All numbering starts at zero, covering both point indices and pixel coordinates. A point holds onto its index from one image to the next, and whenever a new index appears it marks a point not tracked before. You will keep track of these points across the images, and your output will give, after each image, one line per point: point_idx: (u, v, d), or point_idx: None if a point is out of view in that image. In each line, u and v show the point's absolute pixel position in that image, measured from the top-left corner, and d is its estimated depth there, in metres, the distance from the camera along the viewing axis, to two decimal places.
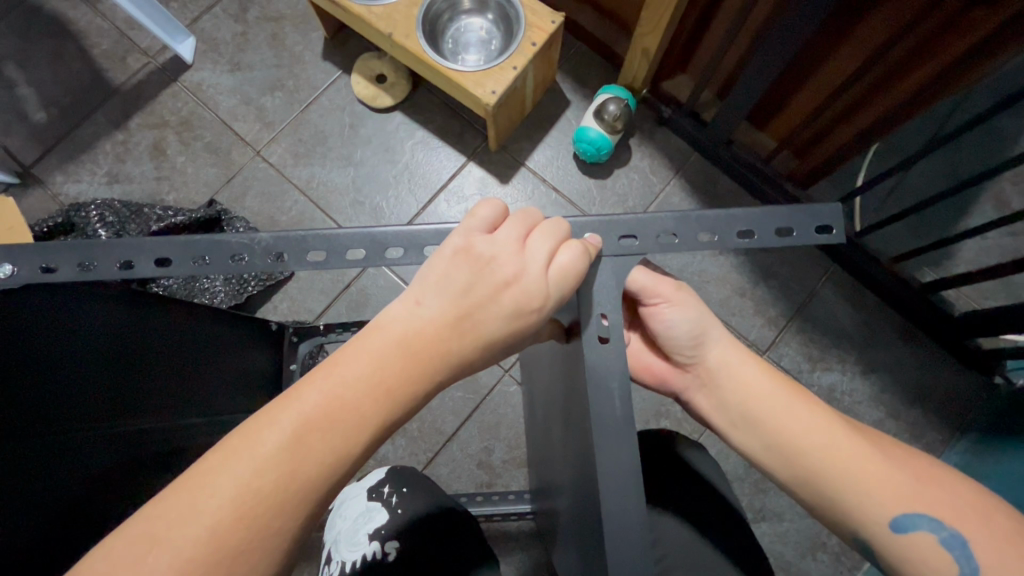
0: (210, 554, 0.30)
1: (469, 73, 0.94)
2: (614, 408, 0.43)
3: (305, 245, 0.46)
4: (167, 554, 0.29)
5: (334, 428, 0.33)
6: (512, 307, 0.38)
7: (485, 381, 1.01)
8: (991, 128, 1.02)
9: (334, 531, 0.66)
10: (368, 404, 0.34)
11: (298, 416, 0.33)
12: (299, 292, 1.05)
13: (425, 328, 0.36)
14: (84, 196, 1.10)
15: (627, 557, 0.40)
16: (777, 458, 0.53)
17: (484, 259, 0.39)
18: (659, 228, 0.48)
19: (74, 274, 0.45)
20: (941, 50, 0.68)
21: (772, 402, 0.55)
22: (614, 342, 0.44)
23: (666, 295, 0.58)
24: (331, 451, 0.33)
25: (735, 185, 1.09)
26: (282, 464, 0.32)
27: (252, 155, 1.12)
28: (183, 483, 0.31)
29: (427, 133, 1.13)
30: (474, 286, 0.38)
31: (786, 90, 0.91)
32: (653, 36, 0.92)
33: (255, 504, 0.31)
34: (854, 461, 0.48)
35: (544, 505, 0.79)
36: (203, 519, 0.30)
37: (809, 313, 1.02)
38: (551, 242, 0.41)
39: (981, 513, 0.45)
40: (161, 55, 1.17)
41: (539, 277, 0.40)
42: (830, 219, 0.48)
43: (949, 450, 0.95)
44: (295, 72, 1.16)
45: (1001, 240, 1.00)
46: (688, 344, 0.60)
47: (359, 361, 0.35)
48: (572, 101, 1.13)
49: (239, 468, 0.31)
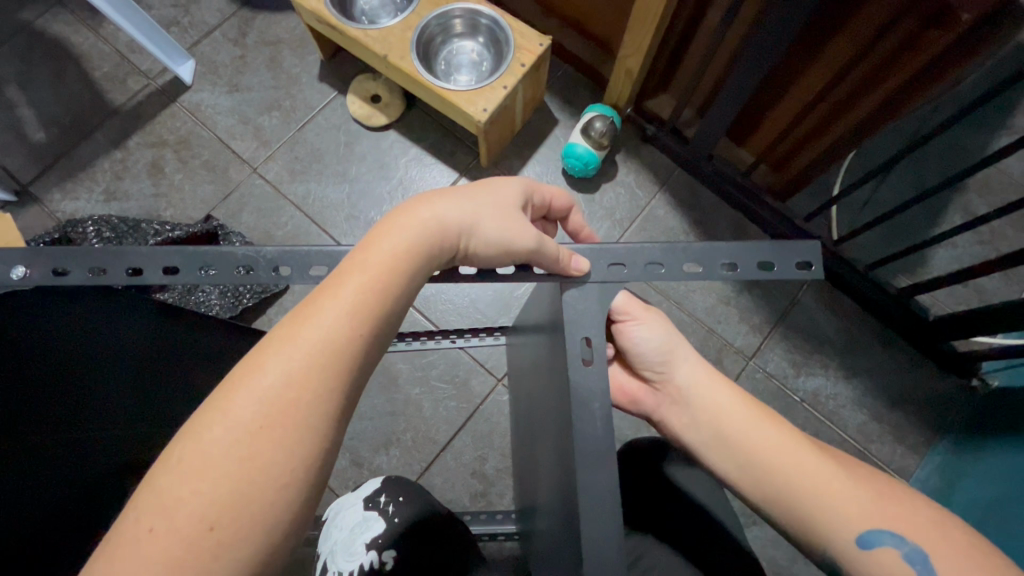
0: (275, 416, 0.37)
1: (461, 92, 0.98)
2: (595, 427, 0.46)
3: (309, 260, 0.49)
4: (234, 426, 0.36)
5: (347, 325, 0.40)
6: (492, 224, 0.48)
7: (478, 390, 1.03)
8: (955, 142, 1.08)
9: (330, 542, 0.65)
10: (393, 287, 0.43)
11: (314, 325, 0.40)
12: (294, 304, 1.06)
13: (421, 243, 0.45)
14: (81, 213, 1.11)
15: (604, 544, 0.43)
16: (748, 476, 0.55)
17: (456, 195, 0.49)
18: (647, 256, 0.51)
19: (86, 277, 0.47)
20: (902, 67, 0.73)
21: (745, 425, 0.57)
22: (597, 365, 0.47)
23: (635, 313, 0.62)
24: (348, 345, 0.40)
25: (717, 198, 1.14)
26: (307, 364, 0.39)
27: (249, 172, 1.15)
28: (238, 376, 0.38)
29: (420, 150, 1.17)
30: (454, 214, 0.47)
31: (763, 106, 0.96)
32: (636, 57, 0.97)
33: (311, 374, 0.38)
34: (813, 477, 0.51)
35: (528, 518, 0.79)
36: (243, 423, 0.36)
37: (791, 320, 1.06)
38: (509, 184, 0.53)
39: (939, 528, 0.47)
40: (162, 77, 1.20)
41: (505, 215, 0.49)
42: (810, 256, 0.50)
43: (932, 451, 0.98)
44: (292, 93, 1.20)
45: (969, 248, 1.05)
46: (658, 360, 0.62)
47: (380, 261, 0.43)
48: (560, 120, 1.17)
49: (291, 352, 0.39)
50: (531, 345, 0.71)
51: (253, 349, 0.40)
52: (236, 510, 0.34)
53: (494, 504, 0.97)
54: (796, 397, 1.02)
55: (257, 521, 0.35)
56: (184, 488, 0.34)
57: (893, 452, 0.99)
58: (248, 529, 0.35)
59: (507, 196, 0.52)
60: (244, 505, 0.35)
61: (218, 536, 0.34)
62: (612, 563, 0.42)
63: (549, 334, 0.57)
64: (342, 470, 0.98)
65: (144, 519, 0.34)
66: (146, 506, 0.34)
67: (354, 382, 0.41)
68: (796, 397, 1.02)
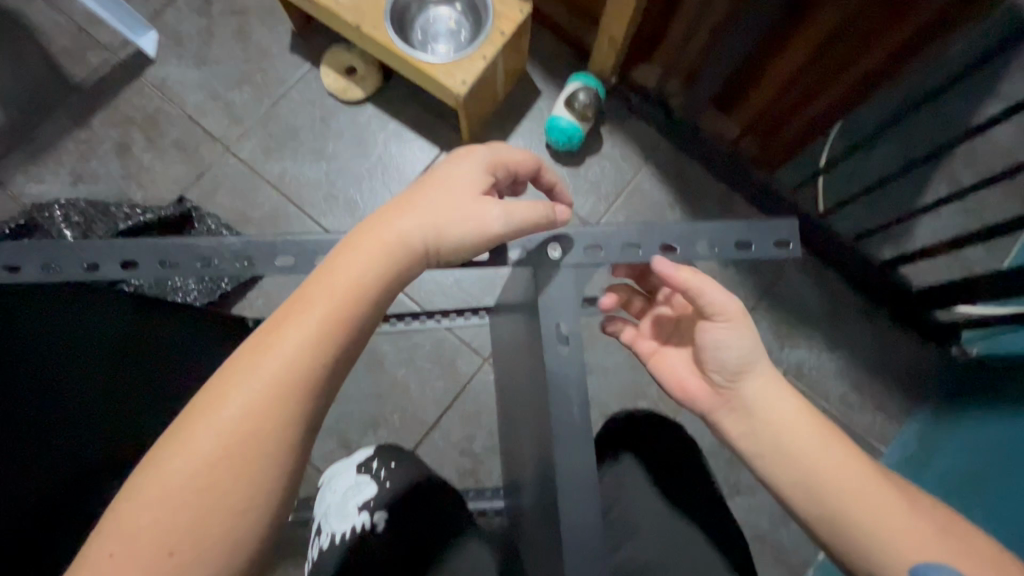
0: (231, 446, 0.37)
1: (438, 64, 0.94)
2: (571, 413, 0.45)
3: (275, 249, 0.47)
4: (191, 458, 0.36)
5: (306, 350, 0.39)
6: (453, 223, 0.45)
7: (465, 370, 1.02)
8: (943, 110, 1.07)
9: (324, 504, 0.65)
10: (354, 306, 0.41)
11: (273, 352, 0.39)
12: (274, 288, 1.03)
13: (378, 261, 0.43)
14: (47, 196, 1.07)
15: (581, 537, 0.42)
16: (804, 490, 0.54)
17: (414, 201, 0.46)
18: (622, 240, 0.50)
19: (39, 274, 0.45)
20: (892, 32, 0.71)
21: (808, 442, 0.54)
22: (573, 349, 0.46)
23: (728, 314, 0.55)
24: (307, 370, 0.39)
25: (703, 170, 1.12)
26: (263, 394, 0.38)
27: (222, 151, 1.11)
28: (196, 405, 0.38)
29: (399, 125, 1.13)
30: (412, 227, 0.45)
31: (751, 75, 0.93)
32: (619, 24, 0.94)
33: (268, 402, 0.38)
34: (878, 508, 0.50)
35: (515, 496, 0.80)
36: (200, 454, 0.36)
37: (776, 293, 1.06)
38: (470, 171, 0.48)
39: (995, 564, 0.47)
40: (123, 50, 1.14)
41: (468, 213, 0.46)
42: (788, 235, 0.50)
43: (911, 419, 1.00)
44: (263, 66, 1.15)
45: (953, 218, 1.05)
46: (733, 369, 0.56)
47: (339, 280, 0.41)
48: (543, 91, 1.14)
49: (249, 380, 0.38)
50: (509, 327, 0.70)
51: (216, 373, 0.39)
52: (194, 534, 0.35)
53: (483, 482, 0.98)
54: (780, 368, 1.03)
55: (218, 545, 0.36)
56: (144, 518, 0.35)
57: (873, 421, 1.01)
58: (210, 554, 0.35)
59: (469, 186, 0.47)
60: (202, 532, 0.35)
61: (177, 560, 0.35)
62: (591, 556, 0.42)
63: (526, 314, 0.56)
64: (330, 452, 0.98)
65: (107, 544, 0.34)
66: (109, 530, 0.35)
67: (320, 400, 0.40)
68: (780, 369, 1.03)
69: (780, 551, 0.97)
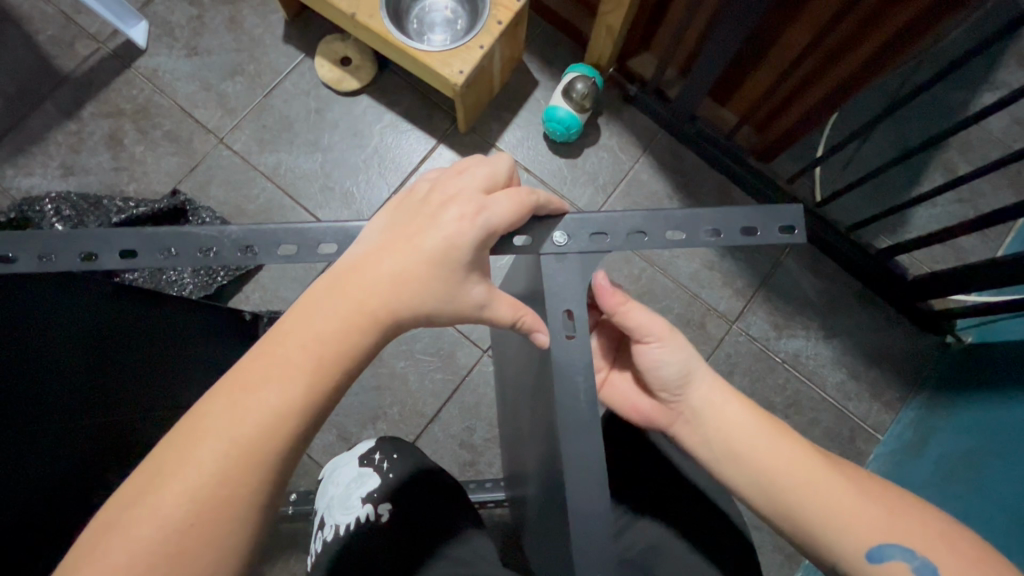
0: (202, 504, 0.35)
1: (435, 53, 0.93)
2: (578, 399, 0.45)
3: (276, 238, 0.48)
4: (160, 513, 0.34)
5: (272, 417, 0.37)
6: (435, 289, 0.43)
7: (463, 361, 1.02)
8: (939, 99, 1.07)
9: (326, 498, 0.65)
10: (338, 358, 0.40)
11: (255, 404, 0.37)
12: (270, 281, 1.02)
13: (363, 308, 0.41)
14: (37, 190, 1.05)
15: (591, 528, 0.42)
16: (756, 490, 0.52)
17: (402, 239, 0.44)
18: (628, 226, 0.50)
19: (32, 264, 0.47)
20: (887, 23, 0.71)
21: (761, 442, 0.52)
22: (579, 337, 0.46)
23: (659, 334, 0.56)
24: (288, 427, 0.37)
25: (701, 160, 1.12)
26: (240, 449, 0.36)
27: (215, 143, 1.09)
28: (169, 452, 0.36)
29: (395, 116, 1.12)
30: (399, 269, 0.42)
31: (749, 64, 0.93)
32: (616, 13, 0.93)
33: (245, 460, 0.36)
34: (823, 492, 0.49)
35: (517, 487, 0.80)
36: (172, 508, 0.34)
37: (774, 283, 1.06)
38: (460, 205, 0.44)
39: (946, 537, 0.45)
40: (113, 40, 1.12)
41: (455, 257, 0.43)
42: (792, 220, 0.50)
43: (906, 406, 1.01)
44: (256, 56, 1.13)
45: (948, 207, 1.06)
46: (675, 382, 0.56)
47: (325, 328, 0.40)
48: (540, 81, 1.13)
49: (228, 431, 0.36)
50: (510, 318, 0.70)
51: (179, 423, 0.38)
52: None
53: (484, 473, 0.98)
54: (777, 358, 1.04)
55: None
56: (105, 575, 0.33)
57: (870, 409, 1.02)
58: None
59: (450, 253, 0.43)
60: None
61: None
62: (601, 545, 0.42)
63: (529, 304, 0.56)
64: (330, 444, 0.98)
65: None
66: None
67: (285, 470, 0.38)
68: (777, 358, 1.04)
69: (778, 538, 0.97)
